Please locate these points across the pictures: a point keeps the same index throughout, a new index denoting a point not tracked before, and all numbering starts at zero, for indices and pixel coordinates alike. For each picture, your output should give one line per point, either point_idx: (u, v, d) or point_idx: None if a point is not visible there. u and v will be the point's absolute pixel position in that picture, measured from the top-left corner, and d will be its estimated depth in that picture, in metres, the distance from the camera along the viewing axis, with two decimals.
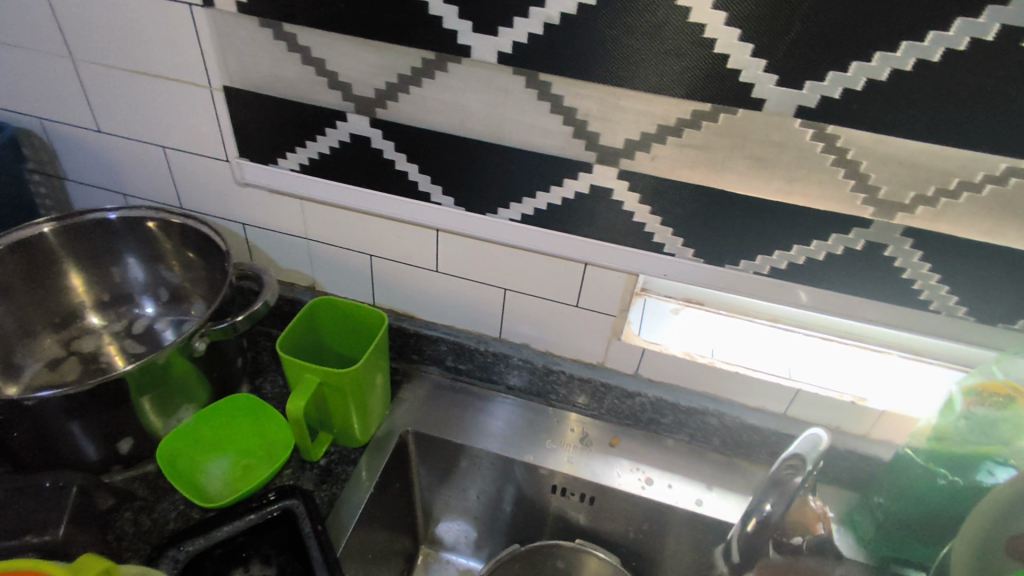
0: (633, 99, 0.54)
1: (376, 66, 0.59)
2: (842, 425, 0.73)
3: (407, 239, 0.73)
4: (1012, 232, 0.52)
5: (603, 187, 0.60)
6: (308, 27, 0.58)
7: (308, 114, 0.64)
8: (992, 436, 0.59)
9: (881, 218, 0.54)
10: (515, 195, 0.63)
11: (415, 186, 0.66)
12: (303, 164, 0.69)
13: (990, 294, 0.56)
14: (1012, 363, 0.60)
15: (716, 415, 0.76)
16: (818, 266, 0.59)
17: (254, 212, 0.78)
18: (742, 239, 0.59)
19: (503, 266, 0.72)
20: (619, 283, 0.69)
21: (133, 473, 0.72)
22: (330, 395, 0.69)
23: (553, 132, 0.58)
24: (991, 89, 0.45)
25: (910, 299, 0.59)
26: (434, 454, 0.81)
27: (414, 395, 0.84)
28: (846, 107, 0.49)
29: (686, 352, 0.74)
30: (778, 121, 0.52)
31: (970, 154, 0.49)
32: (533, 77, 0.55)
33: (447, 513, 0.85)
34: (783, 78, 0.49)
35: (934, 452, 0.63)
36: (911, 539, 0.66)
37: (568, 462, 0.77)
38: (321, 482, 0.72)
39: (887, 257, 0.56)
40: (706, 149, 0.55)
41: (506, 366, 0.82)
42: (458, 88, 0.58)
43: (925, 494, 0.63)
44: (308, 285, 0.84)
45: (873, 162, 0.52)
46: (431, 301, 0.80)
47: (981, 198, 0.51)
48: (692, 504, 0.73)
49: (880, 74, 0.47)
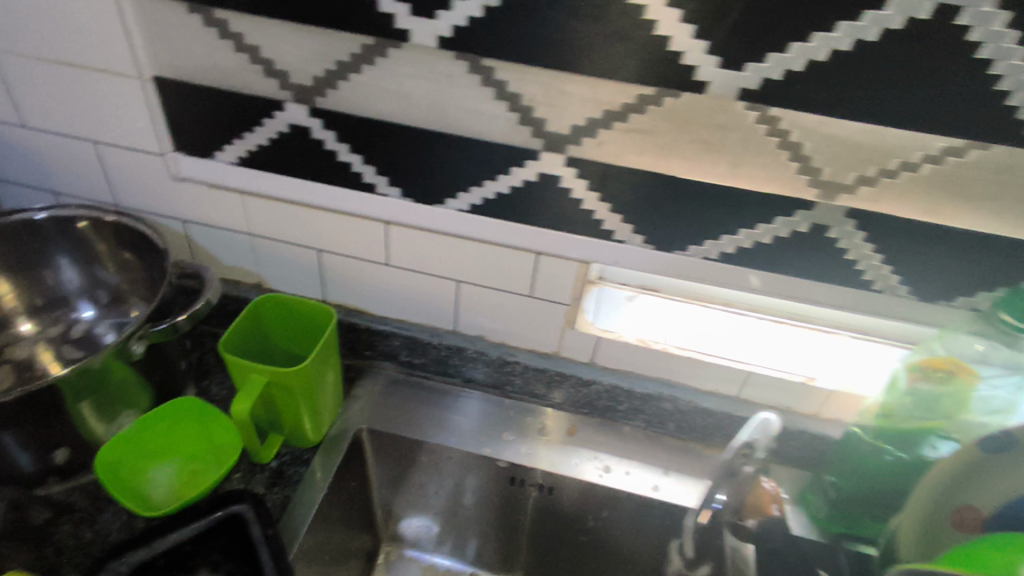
0: (578, 85, 0.54)
1: (314, 53, 0.57)
2: (791, 406, 0.75)
3: (354, 232, 0.71)
4: (947, 210, 0.54)
5: (551, 174, 0.59)
6: (239, 12, 0.56)
7: (243, 103, 0.61)
8: (934, 412, 0.62)
9: (823, 200, 0.55)
10: (463, 185, 0.62)
11: (359, 177, 0.64)
12: (241, 157, 0.66)
13: (930, 272, 0.57)
14: (955, 340, 0.62)
15: (670, 400, 0.76)
16: (763, 249, 0.59)
17: (193, 208, 0.74)
18: (690, 223, 0.59)
19: (454, 257, 0.71)
20: (570, 271, 0.68)
21: (70, 484, 0.68)
22: (278, 395, 0.67)
23: (498, 118, 0.57)
24: (925, 68, 0.46)
25: (852, 279, 0.60)
26: (390, 452, 0.79)
27: (368, 392, 0.82)
28: (788, 88, 0.49)
29: (640, 338, 0.74)
30: (721, 104, 0.52)
31: (908, 133, 0.50)
32: (475, 62, 0.54)
33: (407, 509, 0.84)
34: (726, 60, 0.49)
35: (882, 431, 0.65)
36: (859, 513, 0.69)
37: (527, 453, 0.76)
38: (272, 485, 0.70)
39: (830, 239, 0.57)
40: (652, 134, 0.55)
41: (461, 360, 0.80)
42: (399, 75, 0.56)
43: (870, 470, 0.66)
44: (255, 282, 0.81)
45: (814, 144, 0.52)
46: (382, 296, 0.78)
47: (919, 177, 0.52)
48: (649, 489, 0.73)
49: (819, 55, 0.47)
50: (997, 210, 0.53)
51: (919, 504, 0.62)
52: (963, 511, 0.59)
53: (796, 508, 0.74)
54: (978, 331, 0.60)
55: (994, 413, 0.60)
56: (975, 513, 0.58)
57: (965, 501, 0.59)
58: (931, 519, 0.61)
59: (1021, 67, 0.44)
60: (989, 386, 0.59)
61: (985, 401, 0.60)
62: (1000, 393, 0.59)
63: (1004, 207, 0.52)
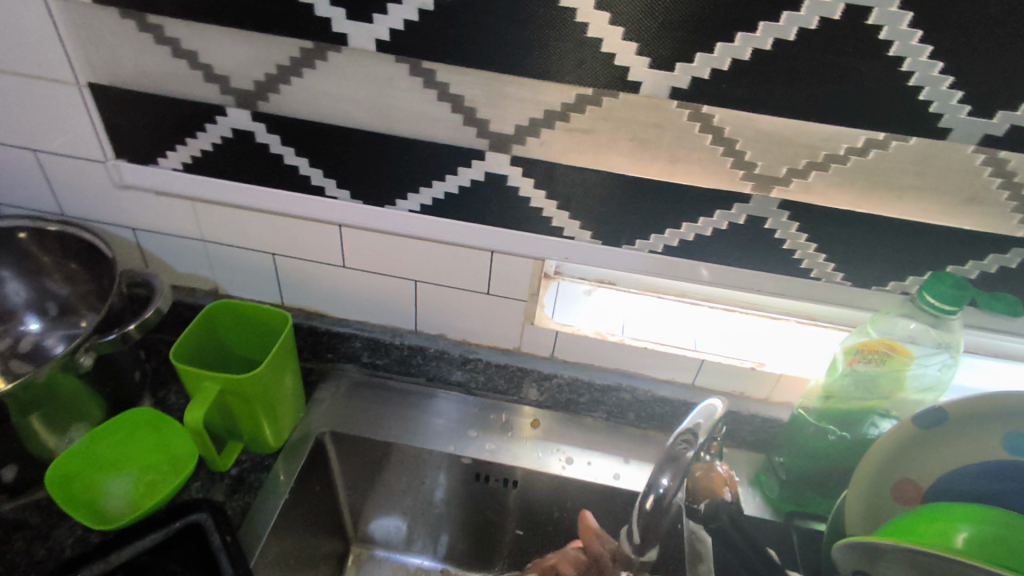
0: (518, 85, 0.54)
1: (252, 57, 0.56)
2: (744, 391, 0.77)
3: (309, 236, 0.71)
4: (873, 202, 0.56)
5: (497, 173, 0.60)
6: (174, 18, 0.55)
7: (183, 109, 0.60)
8: (874, 392, 0.66)
9: (759, 192, 0.57)
10: (412, 186, 0.63)
11: (308, 180, 0.64)
12: (186, 163, 0.66)
13: (864, 259, 0.60)
14: (885, 321, 0.65)
15: (630, 390, 0.78)
16: (707, 242, 0.61)
17: (141, 215, 0.73)
18: (635, 219, 0.61)
19: (410, 258, 0.71)
20: (524, 268, 0.69)
21: (22, 501, 0.67)
22: (234, 402, 0.67)
23: (442, 120, 0.58)
24: (842, 65, 0.48)
25: (793, 268, 0.62)
26: (353, 453, 0.79)
27: (330, 394, 0.82)
28: (717, 86, 0.51)
29: (598, 332, 0.76)
30: (656, 102, 0.53)
31: (833, 128, 0.52)
32: (416, 64, 0.55)
33: (375, 509, 0.83)
34: (656, 61, 0.50)
35: (826, 412, 0.68)
36: (809, 491, 0.72)
37: (491, 449, 0.78)
38: (233, 492, 0.70)
39: (769, 230, 0.59)
40: (592, 132, 0.56)
41: (422, 359, 0.81)
42: (341, 78, 0.56)
43: (818, 450, 0.69)
44: (210, 288, 0.81)
45: (747, 139, 0.54)
46: (341, 299, 0.78)
47: (846, 169, 0.55)
48: (610, 478, 0.75)
49: (745, 54, 0.49)
50: (920, 198, 0.55)
51: (865, 477, 0.66)
52: (903, 486, 0.63)
53: (752, 490, 0.77)
54: (906, 312, 0.63)
55: (928, 390, 0.64)
56: (914, 487, 0.63)
57: (904, 476, 0.64)
58: (875, 491, 0.65)
59: (928, 64, 0.47)
60: (921, 365, 0.63)
61: (918, 377, 0.64)
62: (932, 371, 0.63)
63: (926, 194, 0.55)
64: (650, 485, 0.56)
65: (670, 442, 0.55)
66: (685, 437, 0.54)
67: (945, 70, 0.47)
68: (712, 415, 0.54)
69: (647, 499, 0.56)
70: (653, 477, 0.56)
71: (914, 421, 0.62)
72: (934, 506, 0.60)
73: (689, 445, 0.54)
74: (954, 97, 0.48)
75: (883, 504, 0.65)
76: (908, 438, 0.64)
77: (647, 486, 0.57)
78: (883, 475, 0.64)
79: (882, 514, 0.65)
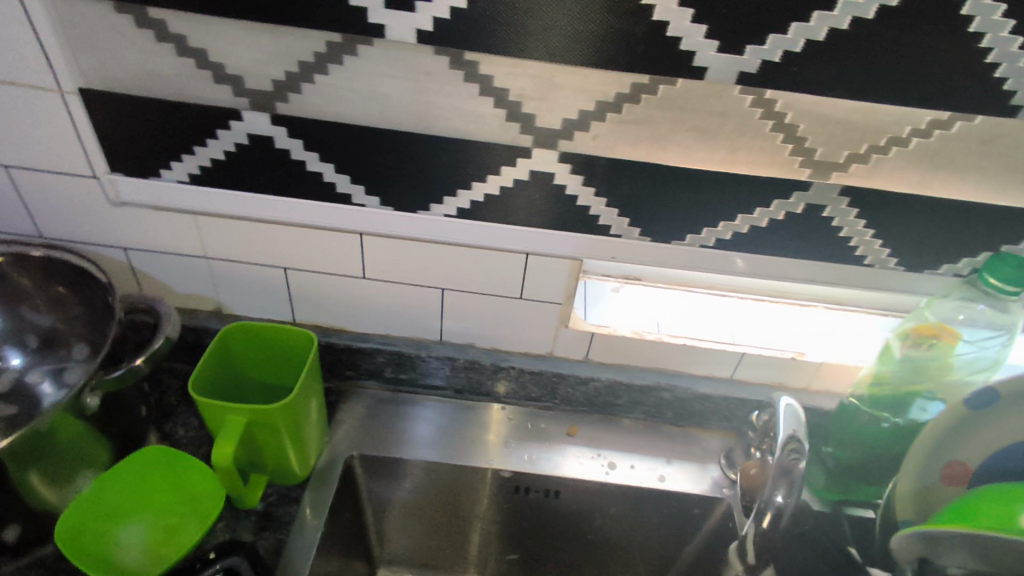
0: (571, 76, 0.50)
1: (272, 54, 0.51)
2: (784, 381, 0.75)
3: (326, 248, 0.66)
4: (933, 183, 0.55)
5: (544, 172, 0.56)
6: (181, 12, 0.49)
7: (191, 115, 0.54)
8: (926, 376, 0.65)
9: (816, 179, 0.55)
10: (448, 189, 0.58)
11: (332, 188, 0.59)
12: (192, 175, 0.59)
13: (919, 244, 0.59)
14: (943, 307, 0.63)
15: (669, 388, 0.76)
16: (762, 234, 0.59)
17: (137, 234, 0.66)
18: (687, 213, 0.58)
19: (439, 265, 0.67)
20: (562, 270, 0.66)
21: (25, 560, 0.60)
22: (260, 434, 0.61)
23: (485, 116, 0.53)
24: (921, 43, 0.46)
25: (847, 256, 0.60)
26: (380, 475, 0.74)
27: (353, 414, 0.77)
28: (788, 70, 0.48)
29: (635, 331, 0.73)
30: (719, 89, 0.50)
31: (901, 109, 0.50)
32: (458, 56, 0.50)
33: (398, 531, 0.78)
34: (724, 44, 0.47)
35: (876, 399, 0.67)
36: (856, 480, 0.71)
37: (530, 460, 0.74)
38: (261, 530, 0.65)
39: (826, 218, 0.57)
40: (648, 123, 0.53)
41: (452, 371, 0.77)
42: (373, 74, 0.51)
43: (870, 438, 0.68)
44: (213, 308, 0.74)
45: (810, 124, 0.52)
46: (363, 312, 0.73)
47: (907, 151, 0.53)
48: (655, 480, 0.73)
49: (818, 34, 0.46)
50: (980, 179, 0.54)
51: (912, 457, 0.63)
52: (951, 465, 0.61)
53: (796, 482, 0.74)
54: (967, 296, 0.62)
55: (981, 371, 0.64)
56: (961, 467, 0.61)
57: (951, 455, 0.62)
58: (921, 468, 0.63)
59: (1008, 39, 0.45)
60: (978, 346, 0.62)
61: (976, 359, 0.63)
62: (989, 352, 0.62)
63: (987, 174, 0.54)
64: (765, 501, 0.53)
65: (778, 457, 0.53)
66: (793, 446, 0.52)
67: (1023, 46, 0.45)
68: (797, 418, 0.55)
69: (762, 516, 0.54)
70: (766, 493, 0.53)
71: (962, 403, 0.61)
72: (991, 488, 0.57)
73: (798, 455, 0.52)
74: None
75: (932, 486, 0.62)
76: (958, 417, 0.61)
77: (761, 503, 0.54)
78: (932, 456, 0.62)
79: (933, 497, 0.62)
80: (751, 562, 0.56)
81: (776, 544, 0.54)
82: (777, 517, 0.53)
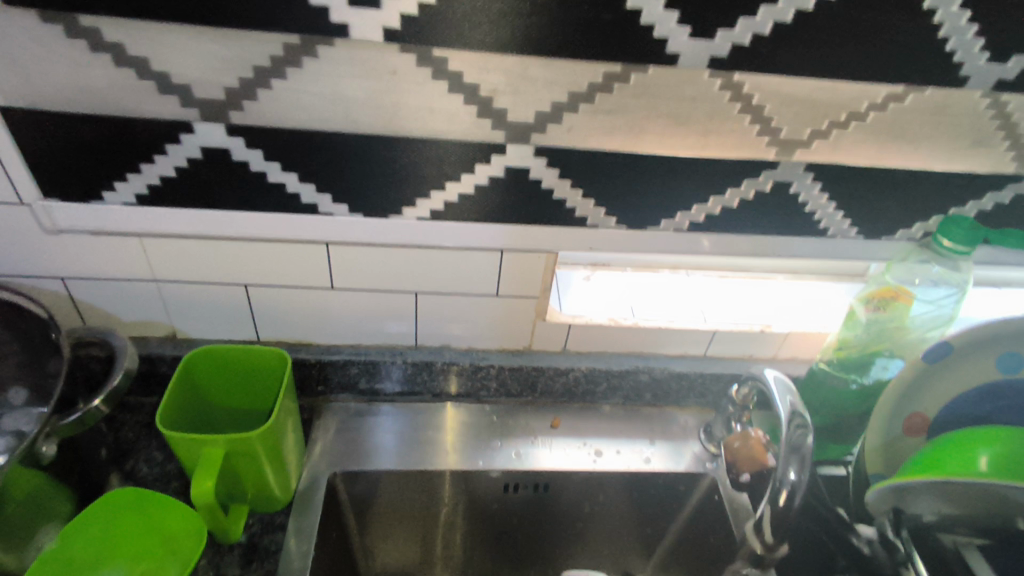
0: (544, 68, 0.49)
1: (223, 60, 0.47)
2: (753, 353, 0.77)
3: (291, 261, 0.62)
4: (891, 155, 0.57)
5: (518, 167, 0.55)
6: (117, 18, 0.44)
7: (138, 131, 0.50)
8: (886, 337, 0.68)
9: (783, 157, 0.56)
10: (420, 191, 0.56)
11: (296, 198, 0.56)
12: (140, 195, 0.55)
13: (876, 212, 0.62)
14: (900, 270, 0.67)
15: (647, 371, 0.76)
16: (732, 214, 0.60)
17: (78, 262, 0.61)
18: (660, 198, 0.58)
19: (413, 269, 0.64)
20: (539, 264, 0.65)
21: None
22: (240, 463, 0.58)
23: (457, 114, 0.52)
24: (881, 21, 0.47)
25: (811, 229, 0.63)
26: (365, 490, 0.71)
27: (328, 430, 0.74)
28: (756, 53, 0.49)
29: (610, 318, 0.74)
30: (691, 75, 0.50)
31: (862, 85, 0.52)
32: (425, 53, 0.48)
33: (385, 544, 0.75)
34: (695, 30, 0.47)
35: (843, 362, 0.70)
36: (827, 439, 0.75)
37: (517, 456, 0.73)
38: (248, 563, 0.61)
39: (792, 194, 0.59)
40: (621, 113, 0.52)
41: (429, 375, 0.75)
42: (336, 77, 0.49)
43: (839, 400, 0.71)
44: (167, 334, 0.69)
45: (777, 105, 0.53)
46: (333, 324, 0.70)
47: (867, 125, 0.55)
48: (642, 463, 0.74)
49: (786, 16, 0.47)
50: (931, 148, 0.57)
51: (880, 412, 0.66)
52: (912, 417, 0.65)
53: None
54: (923, 259, 0.66)
55: (935, 328, 0.68)
56: (921, 418, 0.65)
57: (912, 408, 0.65)
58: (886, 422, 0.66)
59: (958, 14, 0.47)
60: (936, 306, 0.66)
61: (931, 318, 0.67)
62: (946, 310, 0.66)
63: (939, 143, 0.57)
64: (778, 480, 0.54)
65: (787, 433, 0.54)
66: (801, 422, 0.54)
67: (971, 20, 0.48)
68: (792, 392, 0.57)
69: (781, 493, 0.53)
70: (777, 471, 0.54)
71: (921, 358, 0.64)
72: (950, 436, 0.61)
73: (807, 433, 0.54)
74: (976, 45, 0.49)
75: (898, 440, 0.66)
76: (919, 372, 0.64)
77: (774, 483, 0.54)
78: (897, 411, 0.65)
79: (899, 449, 0.66)
80: (769, 541, 0.55)
81: (792, 521, 0.54)
82: (791, 497, 0.53)
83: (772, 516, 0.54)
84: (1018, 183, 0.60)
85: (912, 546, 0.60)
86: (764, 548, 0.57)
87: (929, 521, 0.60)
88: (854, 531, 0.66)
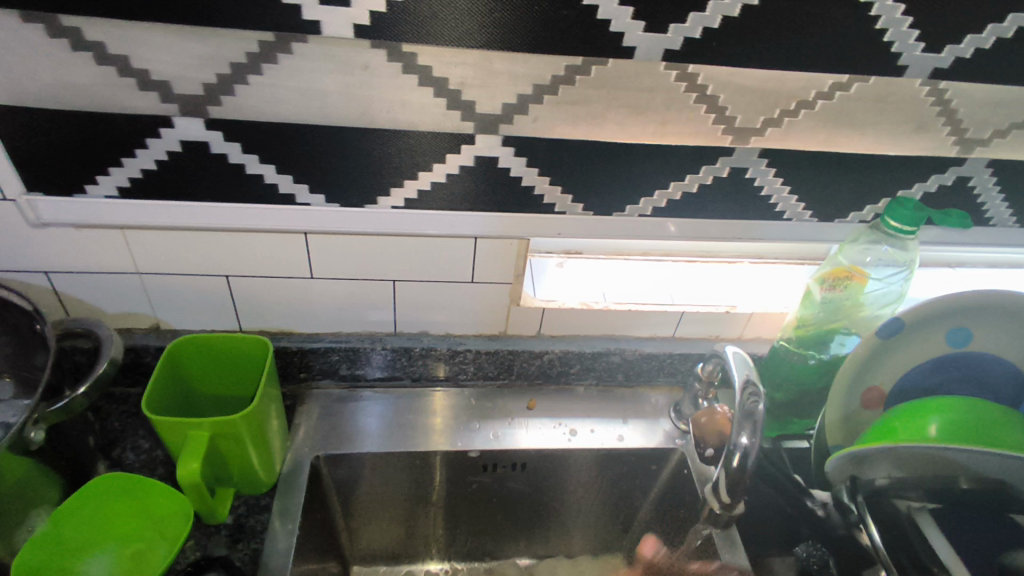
0: (509, 62, 0.52)
1: (200, 57, 0.49)
2: (719, 334, 0.81)
3: (271, 251, 0.65)
4: (839, 141, 0.60)
5: (488, 156, 0.58)
6: (97, 17, 0.46)
7: (120, 127, 0.52)
8: (841, 314, 0.72)
9: (738, 144, 0.59)
10: (393, 180, 0.59)
11: (275, 189, 0.58)
12: (122, 188, 0.57)
13: (828, 196, 0.66)
14: (853, 250, 0.70)
15: (617, 352, 0.80)
16: (692, 198, 0.64)
17: (62, 256, 0.62)
18: (623, 185, 0.62)
19: (389, 257, 0.67)
20: (510, 250, 0.68)
21: None
22: (224, 445, 0.60)
23: (426, 107, 0.54)
24: (822, 14, 0.51)
25: (768, 212, 0.66)
26: (348, 471, 0.74)
27: (311, 415, 0.76)
28: (707, 45, 0.52)
29: (582, 302, 0.77)
30: (647, 67, 0.53)
31: (809, 75, 0.55)
32: (395, 48, 0.50)
33: (369, 524, 0.77)
34: (650, 24, 0.50)
35: (802, 339, 0.74)
36: (790, 415, 0.79)
37: (494, 437, 0.76)
38: (234, 542, 0.63)
39: (748, 179, 0.63)
40: (583, 103, 0.55)
41: (409, 360, 0.78)
42: (309, 72, 0.51)
43: (800, 376, 0.75)
44: (151, 325, 0.71)
45: (731, 95, 0.56)
46: (313, 313, 0.72)
47: (815, 113, 0.58)
48: (615, 441, 0.77)
49: (733, 11, 0.50)
50: (877, 134, 0.60)
51: (838, 390, 0.68)
52: (869, 391, 0.69)
53: None
54: (875, 240, 0.69)
55: (885, 304, 0.71)
56: (878, 392, 0.68)
57: (869, 382, 0.69)
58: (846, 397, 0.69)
59: (892, 7, 0.51)
60: (885, 283, 0.70)
61: (883, 295, 0.71)
62: (895, 287, 0.70)
63: (884, 129, 0.60)
64: (731, 446, 0.58)
65: (740, 400, 0.57)
66: (753, 389, 0.57)
67: (905, 13, 0.51)
68: (747, 365, 0.60)
69: (732, 457, 0.58)
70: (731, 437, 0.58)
71: (876, 334, 0.66)
72: (902, 407, 0.64)
73: (758, 398, 0.57)
74: (911, 36, 0.53)
75: (857, 414, 0.69)
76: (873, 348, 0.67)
77: (727, 447, 0.59)
78: (855, 386, 0.69)
79: (858, 421, 0.69)
80: (726, 501, 0.61)
81: (745, 483, 0.59)
82: (746, 459, 0.57)
83: (726, 480, 0.59)
84: (958, 166, 0.64)
85: (867, 511, 0.63)
86: (721, 505, 0.62)
87: (882, 485, 0.62)
88: (809, 495, 0.71)
